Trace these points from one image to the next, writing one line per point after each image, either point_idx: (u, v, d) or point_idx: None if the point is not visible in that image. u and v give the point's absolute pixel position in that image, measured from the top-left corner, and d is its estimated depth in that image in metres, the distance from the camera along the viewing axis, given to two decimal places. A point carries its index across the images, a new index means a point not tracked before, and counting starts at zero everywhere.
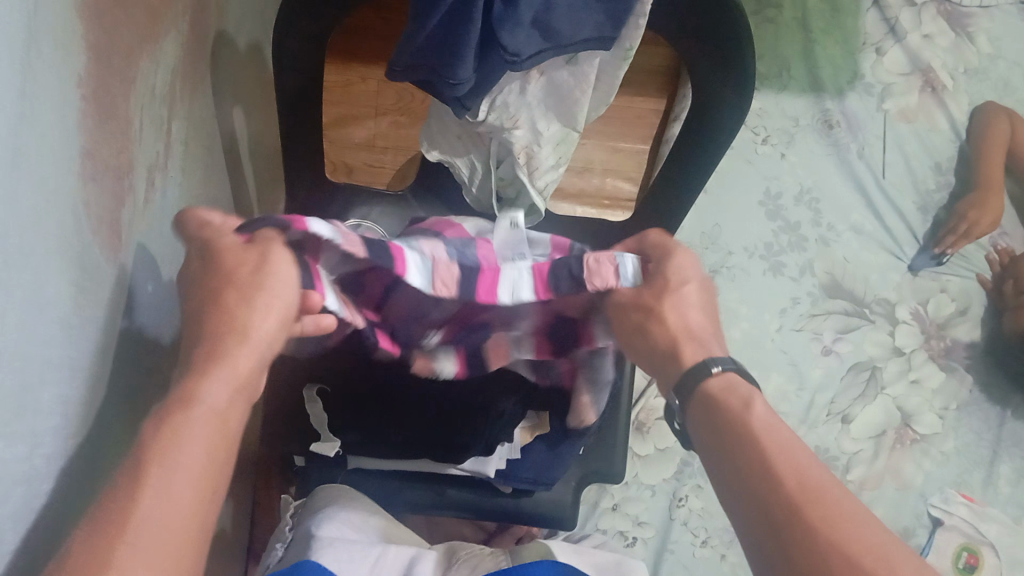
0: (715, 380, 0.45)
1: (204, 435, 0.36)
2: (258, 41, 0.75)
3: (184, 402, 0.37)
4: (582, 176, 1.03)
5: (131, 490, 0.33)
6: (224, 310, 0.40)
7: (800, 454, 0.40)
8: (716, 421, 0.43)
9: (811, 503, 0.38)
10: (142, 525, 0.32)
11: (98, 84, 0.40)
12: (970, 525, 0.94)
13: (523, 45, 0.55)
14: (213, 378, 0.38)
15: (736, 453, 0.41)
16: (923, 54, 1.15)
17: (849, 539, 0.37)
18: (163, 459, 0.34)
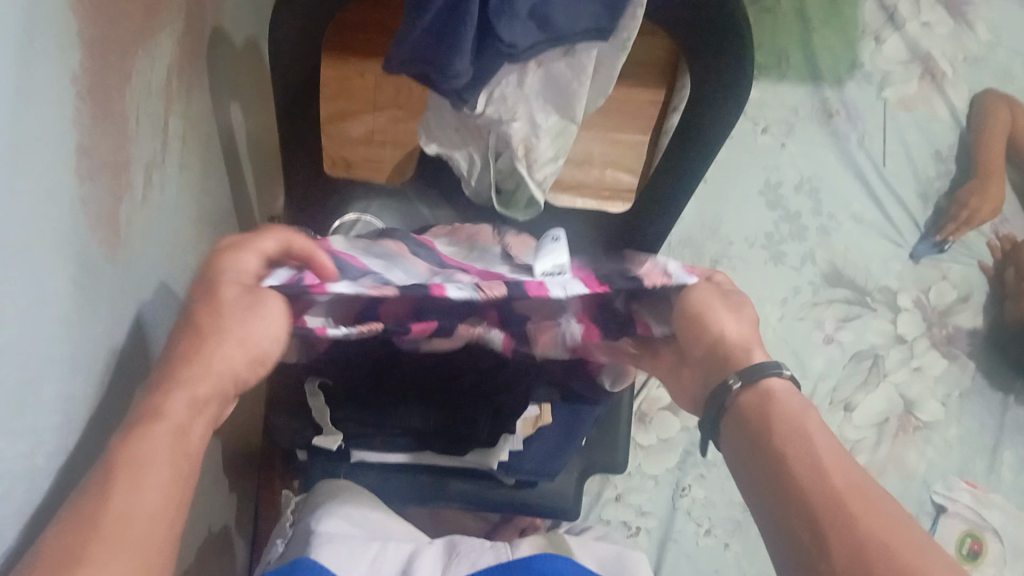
0: (779, 383, 0.42)
1: (170, 442, 0.37)
2: (254, 36, 0.75)
3: (153, 413, 0.37)
4: (581, 168, 1.04)
5: (101, 493, 0.34)
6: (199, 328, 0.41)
7: (854, 464, 0.38)
8: (768, 417, 0.41)
9: (861, 512, 0.35)
10: (118, 520, 0.33)
11: (93, 82, 0.40)
12: (973, 511, 0.94)
13: (520, 36, 0.56)
14: (179, 392, 0.39)
15: (781, 455, 0.39)
16: (923, 44, 1.14)
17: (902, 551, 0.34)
18: (134, 462, 0.35)
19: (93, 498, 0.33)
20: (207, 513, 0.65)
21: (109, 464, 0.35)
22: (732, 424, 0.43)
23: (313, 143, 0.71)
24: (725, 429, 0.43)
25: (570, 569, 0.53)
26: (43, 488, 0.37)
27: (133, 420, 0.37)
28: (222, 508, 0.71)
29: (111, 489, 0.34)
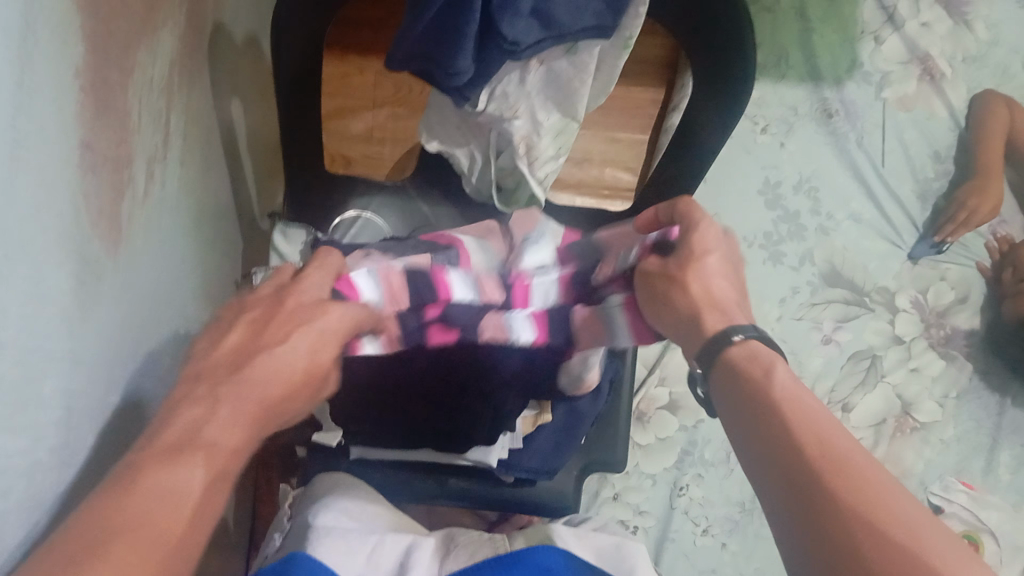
0: (737, 350, 0.44)
1: (216, 460, 0.36)
2: (255, 32, 0.75)
3: (191, 436, 0.36)
4: (580, 167, 1.03)
5: (152, 503, 0.33)
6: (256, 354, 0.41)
7: (823, 423, 0.40)
8: (740, 387, 0.43)
9: (837, 467, 0.37)
10: (143, 538, 0.31)
11: (95, 77, 0.39)
12: (970, 512, 0.95)
13: (523, 35, 0.55)
14: (215, 421, 0.37)
15: (764, 416, 0.41)
16: (922, 43, 1.13)
17: (876, 504, 0.36)
18: (157, 483, 0.33)
19: (140, 503, 0.32)
20: None
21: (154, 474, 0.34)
22: (722, 389, 0.44)
23: (313, 140, 0.71)
24: (713, 387, 0.45)
25: (563, 561, 0.54)
26: (46, 481, 0.37)
27: (176, 435, 0.36)
28: None
29: (163, 500, 0.33)
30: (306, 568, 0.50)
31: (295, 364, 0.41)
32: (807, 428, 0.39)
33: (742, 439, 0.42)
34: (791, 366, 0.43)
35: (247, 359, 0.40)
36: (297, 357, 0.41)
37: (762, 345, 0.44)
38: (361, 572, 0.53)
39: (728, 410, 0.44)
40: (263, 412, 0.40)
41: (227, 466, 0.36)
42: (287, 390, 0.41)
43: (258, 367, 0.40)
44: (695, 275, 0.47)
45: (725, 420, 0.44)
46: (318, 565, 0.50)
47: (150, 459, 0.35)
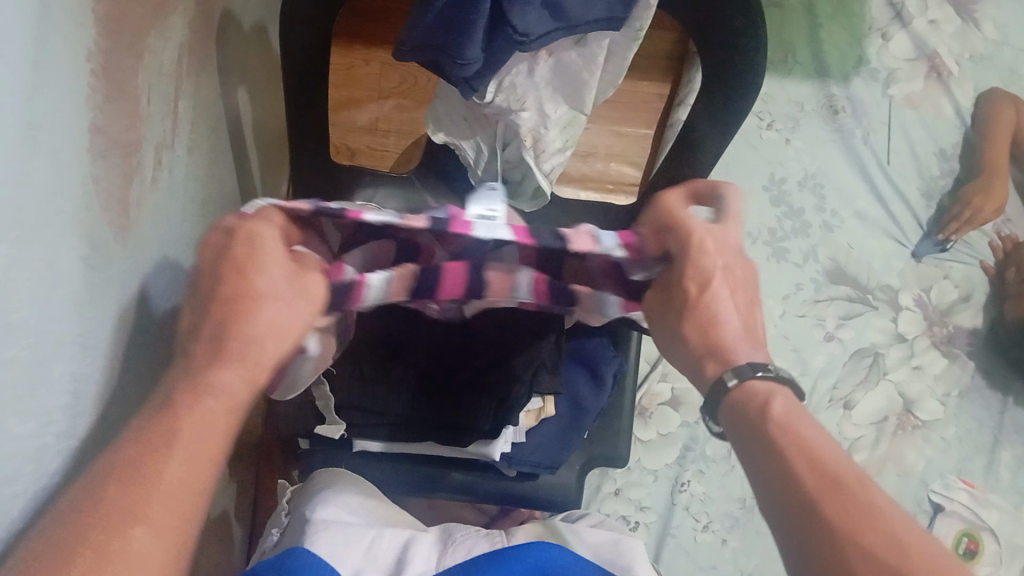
0: (735, 392, 0.44)
1: (210, 413, 0.37)
2: (263, 21, 0.75)
3: (200, 389, 0.37)
4: (586, 162, 1.02)
5: (151, 455, 0.34)
6: (236, 303, 0.39)
7: (823, 459, 0.40)
8: (744, 423, 0.44)
9: (837, 501, 0.39)
10: (151, 517, 0.33)
11: (105, 60, 0.39)
12: (970, 510, 0.94)
13: (532, 25, 0.54)
14: (220, 367, 0.38)
15: (765, 452, 0.42)
16: (930, 41, 1.15)
17: (870, 531, 0.37)
18: (155, 458, 0.34)
19: (134, 482, 0.34)
20: None
21: (156, 427, 0.35)
22: (726, 415, 0.45)
23: (319, 131, 0.70)
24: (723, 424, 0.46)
25: (565, 555, 0.53)
26: (49, 467, 0.36)
27: (173, 392, 0.37)
28: (219, 495, 0.70)
29: (162, 451, 0.35)
30: (302, 562, 0.49)
31: (288, 302, 0.39)
32: (807, 462, 0.40)
33: (746, 470, 0.43)
34: (788, 395, 0.43)
35: (234, 306, 0.39)
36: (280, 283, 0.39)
37: (759, 381, 0.44)
38: (357, 565, 0.53)
39: (733, 438, 0.45)
40: (259, 358, 0.39)
41: (226, 415, 0.37)
42: (286, 330, 0.39)
43: (244, 311, 0.38)
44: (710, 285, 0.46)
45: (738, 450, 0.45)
46: (314, 559, 0.50)
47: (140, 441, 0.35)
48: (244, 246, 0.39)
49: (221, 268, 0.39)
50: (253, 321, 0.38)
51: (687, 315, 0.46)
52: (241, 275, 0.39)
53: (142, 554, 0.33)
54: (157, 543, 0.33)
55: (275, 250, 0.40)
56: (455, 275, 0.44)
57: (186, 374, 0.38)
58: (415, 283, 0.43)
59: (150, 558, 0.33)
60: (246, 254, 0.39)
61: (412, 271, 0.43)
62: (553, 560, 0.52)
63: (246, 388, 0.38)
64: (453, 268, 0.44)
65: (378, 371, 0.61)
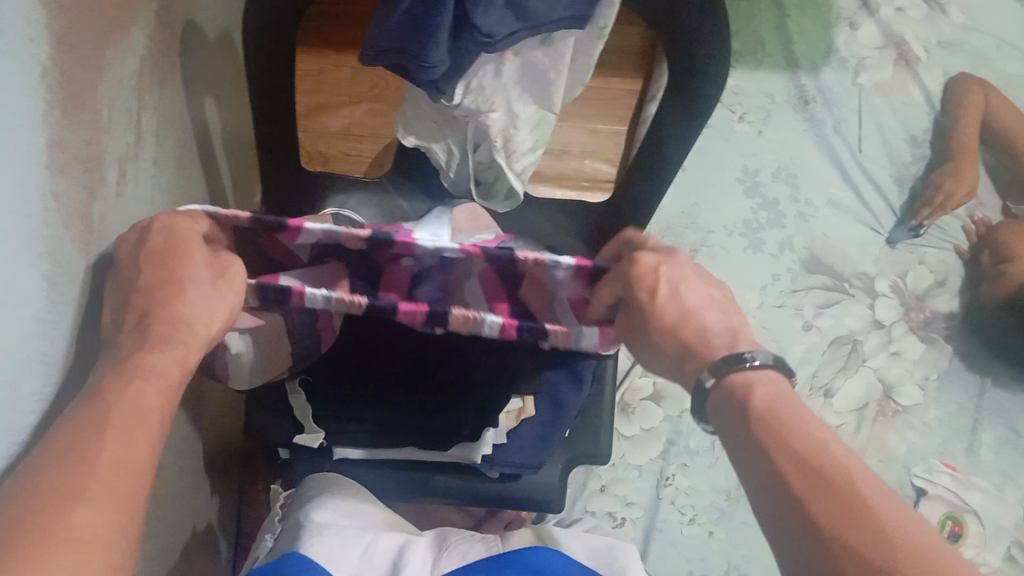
0: (715, 389, 0.43)
1: (147, 393, 0.37)
2: (228, 30, 0.74)
3: (135, 371, 0.37)
4: (560, 159, 1.03)
5: (89, 439, 0.34)
6: (162, 288, 0.40)
7: (807, 445, 0.38)
8: (728, 416, 0.42)
9: (821, 493, 0.37)
10: (93, 498, 0.32)
11: (62, 76, 0.39)
12: (952, 493, 0.95)
13: (497, 25, 0.54)
14: (154, 350, 0.38)
15: (749, 449, 0.40)
16: (897, 28, 1.15)
17: (853, 522, 0.35)
18: (91, 440, 0.34)
19: (71, 468, 0.33)
20: (188, 516, 0.65)
21: (89, 414, 0.35)
22: (714, 416, 0.43)
23: (289, 139, 0.70)
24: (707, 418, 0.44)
25: (560, 559, 0.54)
26: None
27: (105, 381, 0.37)
28: (202, 508, 0.70)
29: (96, 435, 0.34)
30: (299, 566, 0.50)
31: (208, 292, 0.42)
32: (790, 453, 0.38)
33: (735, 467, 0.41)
34: (767, 383, 0.42)
35: (157, 290, 0.40)
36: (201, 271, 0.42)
37: (737, 375, 0.42)
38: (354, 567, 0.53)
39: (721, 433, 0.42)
40: (188, 343, 0.40)
41: (159, 396, 0.37)
42: (207, 322, 0.41)
43: (172, 293, 0.40)
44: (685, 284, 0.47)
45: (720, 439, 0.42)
46: (313, 564, 0.50)
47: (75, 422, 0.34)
48: (163, 237, 0.42)
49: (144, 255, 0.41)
50: (182, 306, 0.40)
51: (652, 321, 0.46)
52: (163, 262, 0.41)
53: (92, 531, 0.31)
54: (102, 520, 0.32)
55: (196, 241, 0.43)
56: (408, 310, 0.46)
57: (117, 361, 0.38)
58: (365, 312, 0.46)
59: (99, 534, 0.31)
60: (169, 244, 0.42)
61: (362, 304, 0.45)
62: (551, 563, 0.53)
63: (179, 367, 0.39)
64: (406, 305, 0.46)
65: (354, 379, 0.62)
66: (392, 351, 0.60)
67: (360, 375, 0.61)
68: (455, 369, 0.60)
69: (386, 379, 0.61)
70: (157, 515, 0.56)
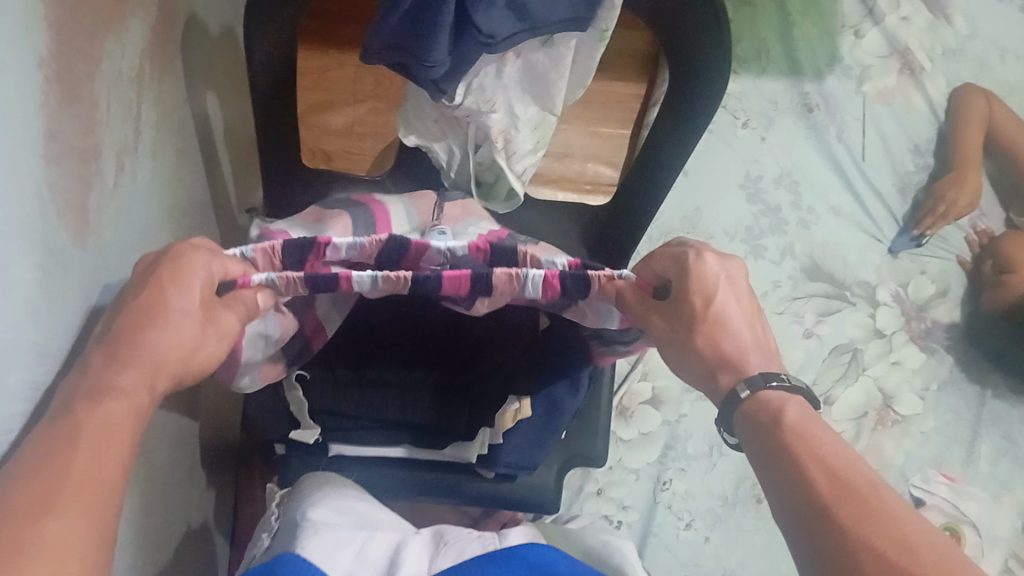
0: (748, 403, 0.43)
1: (120, 407, 0.37)
2: (230, 25, 0.74)
3: (103, 387, 0.37)
4: (561, 162, 1.02)
5: (57, 452, 0.34)
6: (146, 313, 0.40)
7: (836, 455, 0.39)
8: (759, 429, 0.42)
9: (849, 503, 0.37)
10: (64, 512, 0.32)
11: (60, 67, 0.39)
12: (950, 503, 0.95)
13: (497, 26, 0.55)
14: (126, 369, 0.38)
15: (775, 458, 0.40)
16: (901, 36, 1.15)
17: (878, 532, 0.36)
18: (63, 456, 0.34)
19: (42, 485, 0.33)
20: (183, 511, 0.65)
21: (59, 430, 0.35)
22: (741, 431, 0.43)
23: (289, 137, 0.70)
24: (737, 435, 0.44)
25: (557, 557, 0.53)
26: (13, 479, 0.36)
27: (72, 400, 0.36)
28: (198, 503, 0.70)
29: (68, 450, 0.34)
30: (295, 564, 0.50)
31: (190, 323, 0.41)
32: (820, 467, 0.39)
33: (762, 482, 0.41)
34: (802, 405, 0.42)
35: (143, 313, 0.40)
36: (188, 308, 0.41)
37: (771, 392, 0.42)
38: (350, 565, 0.53)
39: (748, 451, 0.43)
40: (157, 368, 0.39)
41: (129, 414, 0.37)
42: (177, 354, 0.40)
43: (154, 323, 0.40)
44: None
45: (749, 449, 0.43)
46: (309, 565, 0.50)
47: (46, 436, 0.35)
48: (170, 263, 0.41)
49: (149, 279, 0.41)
50: (158, 341, 0.39)
51: (698, 330, 0.45)
52: (158, 291, 0.40)
53: (57, 543, 0.32)
54: (74, 533, 0.32)
55: (201, 273, 0.42)
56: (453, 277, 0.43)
57: (87, 375, 0.38)
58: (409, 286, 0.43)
59: (71, 545, 0.32)
60: (174, 270, 0.41)
61: (406, 276, 0.42)
62: (545, 558, 0.53)
63: (146, 391, 0.38)
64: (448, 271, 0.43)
65: (353, 372, 0.61)
66: (397, 351, 0.61)
67: (362, 367, 0.61)
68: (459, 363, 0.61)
69: (388, 373, 0.61)
70: (152, 509, 0.56)
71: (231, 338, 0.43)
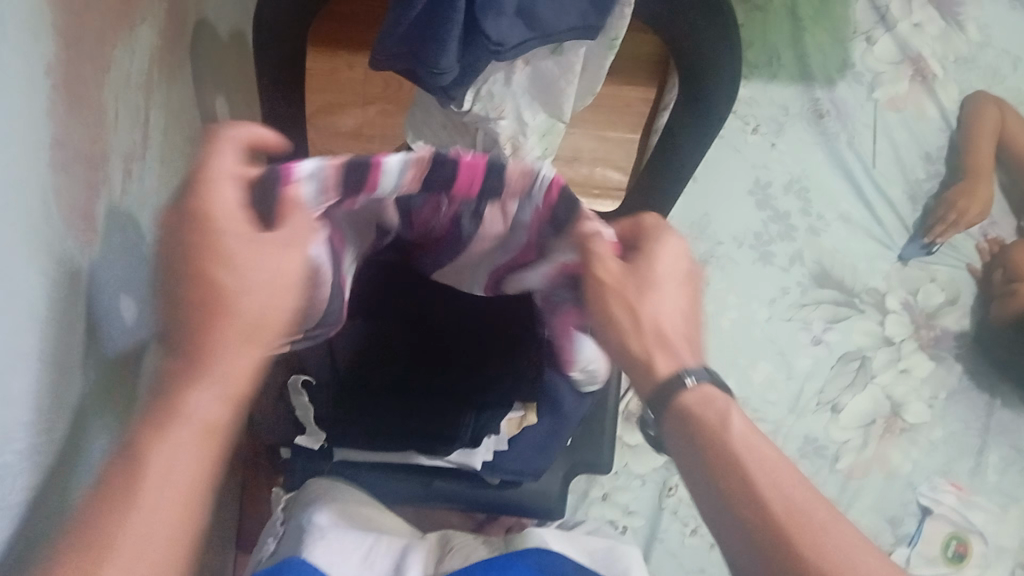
0: (690, 394, 0.45)
1: (185, 438, 0.37)
2: (240, 28, 0.74)
3: (167, 416, 0.37)
4: (571, 166, 1.01)
5: (115, 510, 0.35)
6: (206, 313, 0.39)
7: (775, 469, 0.42)
8: (696, 426, 0.44)
9: (788, 524, 0.40)
10: (122, 568, 0.34)
11: (68, 76, 0.39)
12: (959, 514, 0.96)
13: (507, 34, 0.54)
14: (200, 389, 0.38)
15: (715, 460, 0.43)
16: (913, 43, 1.14)
17: (819, 556, 0.39)
18: (136, 499, 0.35)
19: (103, 546, 0.34)
20: None
21: (116, 482, 0.35)
22: (671, 422, 0.45)
23: (300, 146, 0.70)
24: (665, 425, 0.46)
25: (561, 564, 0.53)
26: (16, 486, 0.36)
27: (136, 437, 0.37)
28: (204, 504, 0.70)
29: (125, 505, 0.35)
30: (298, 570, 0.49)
31: (257, 289, 0.39)
32: (764, 479, 0.42)
33: (693, 472, 0.44)
34: (742, 410, 0.45)
35: (200, 309, 0.39)
36: (255, 279, 0.39)
37: (712, 388, 0.45)
38: (355, 572, 0.52)
39: (677, 441, 0.45)
40: (235, 370, 0.39)
41: (195, 443, 0.37)
42: (264, 324, 0.40)
43: (213, 319, 0.39)
44: (672, 302, 0.46)
45: (678, 439, 0.45)
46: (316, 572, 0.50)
47: (111, 479, 0.36)
48: (205, 230, 0.38)
49: (185, 253, 0.38)
50: (224, 331, 0.39)
51: (643, 334, 0.46)
52: (203, 280, 0.38)
53: None
54: None
55: (227, 209, 0.38)
56: (467, 172, 0.42)
57: (153, 402, 0.38)
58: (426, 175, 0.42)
59: None
60: (206, 250, 0.38)
61: (426, 166, 0.41)
62: (549, 563, 0.53)
63: (227, 405, 0.39)
64: (469, 163, 0.42)
65: (359, 368, 0.62)
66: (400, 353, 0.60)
67: (366, 365, 0.61)
68: (464, 366, 0.60)
69: (388, 378, 0.61)
70: None
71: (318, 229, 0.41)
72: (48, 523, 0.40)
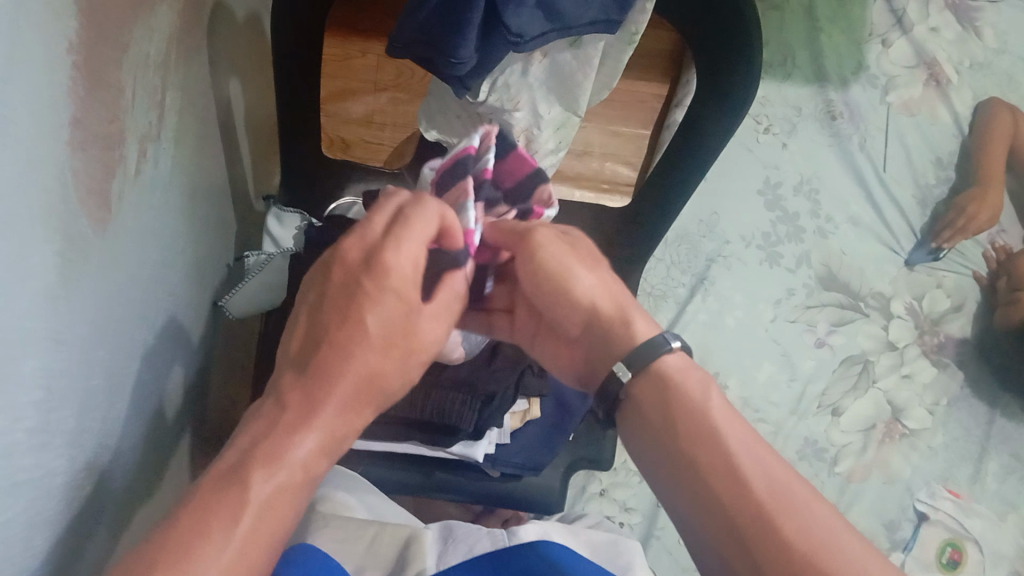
0: (669, 361, 0.46)
1: (284, 476, 0.38)
2: (256, 12, 0.74)
3: (276, 453, 0.38)
4: (581, 160, 1.00)
5: (201, 528, 0.35)
6: (332, 359, 0.41)
7: (751, 438, 0.42)
8: (671, 395, 0.45)
9: (764, 487, 0.39)
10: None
11: (87, 55, 0.38)
12: (953, 520, 0.95)
13: (527, 26, 0.54)
14: (308, 434, 0.39)
15: (688, 425, 0.43)
16: (929, 47, 1.15)
17: (793, 520, 0.38)
18: (217, 521, 0.35)
19: (177, 555, 0.34)
20: None
21: (203, 505, 0.36)
22: (636, 396, 0.46)
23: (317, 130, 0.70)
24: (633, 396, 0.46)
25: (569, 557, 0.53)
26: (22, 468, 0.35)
27: (240, 464, 0.38)
28: None
29: (208, 527, 0.35)
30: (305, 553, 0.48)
31: (382, 352, 0.42)
32: (740, 444, 0.41)
33: (661, 441, 0.44)
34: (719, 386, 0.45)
35: (332, 354, 0.41)
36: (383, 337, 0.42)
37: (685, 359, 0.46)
38: (358, 561, 0.52)
39: (645, 414, 0.45)
40: (339, 424, 0.41)
41: (290, 489, 0.38)
42: (370, 391, 0.42)
43: (339, 366, 0.41)
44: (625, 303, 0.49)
45: (648, 409, 0.45)
46: (330, 561, 0.49)
47: (201, 502, 0.36)
48: (371, 277, 0.42)
49: (338, 302, 0.42)
50: (345, 382, 0.41)
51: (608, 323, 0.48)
52: (342, 327, 0.41)
53: None
54: None
55: (405, 268, 0.42)
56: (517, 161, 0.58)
57: (268, 431, 0.39)
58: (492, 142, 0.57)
59: None
60: (364, 295, 0.41)
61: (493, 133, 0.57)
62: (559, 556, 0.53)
63: (319, 456, 0.40)
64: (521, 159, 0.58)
65: None
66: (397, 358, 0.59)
67: None
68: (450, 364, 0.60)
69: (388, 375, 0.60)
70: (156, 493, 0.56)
71: (452, 313, 0.46)
72: (54, 506, 0.40)
